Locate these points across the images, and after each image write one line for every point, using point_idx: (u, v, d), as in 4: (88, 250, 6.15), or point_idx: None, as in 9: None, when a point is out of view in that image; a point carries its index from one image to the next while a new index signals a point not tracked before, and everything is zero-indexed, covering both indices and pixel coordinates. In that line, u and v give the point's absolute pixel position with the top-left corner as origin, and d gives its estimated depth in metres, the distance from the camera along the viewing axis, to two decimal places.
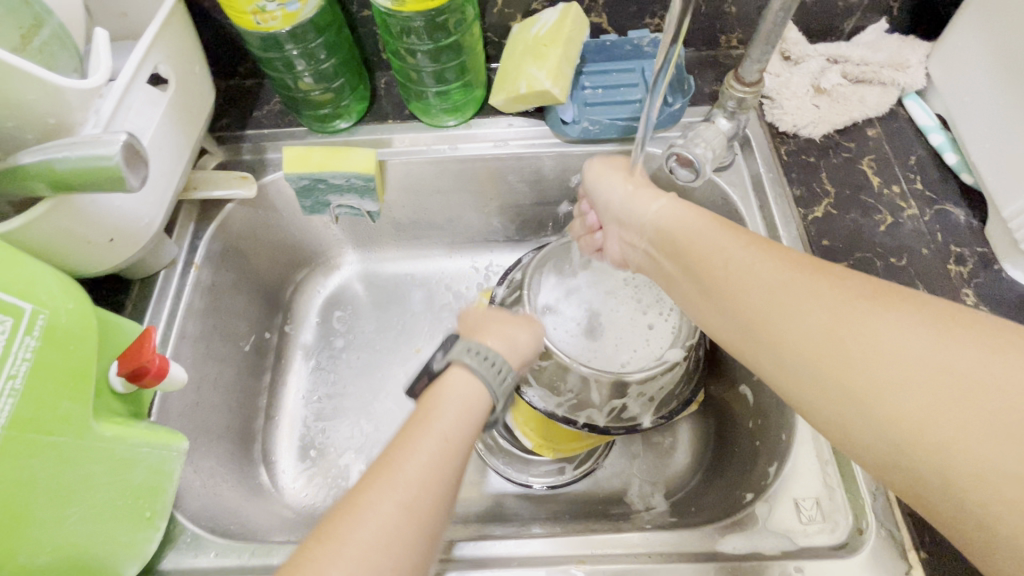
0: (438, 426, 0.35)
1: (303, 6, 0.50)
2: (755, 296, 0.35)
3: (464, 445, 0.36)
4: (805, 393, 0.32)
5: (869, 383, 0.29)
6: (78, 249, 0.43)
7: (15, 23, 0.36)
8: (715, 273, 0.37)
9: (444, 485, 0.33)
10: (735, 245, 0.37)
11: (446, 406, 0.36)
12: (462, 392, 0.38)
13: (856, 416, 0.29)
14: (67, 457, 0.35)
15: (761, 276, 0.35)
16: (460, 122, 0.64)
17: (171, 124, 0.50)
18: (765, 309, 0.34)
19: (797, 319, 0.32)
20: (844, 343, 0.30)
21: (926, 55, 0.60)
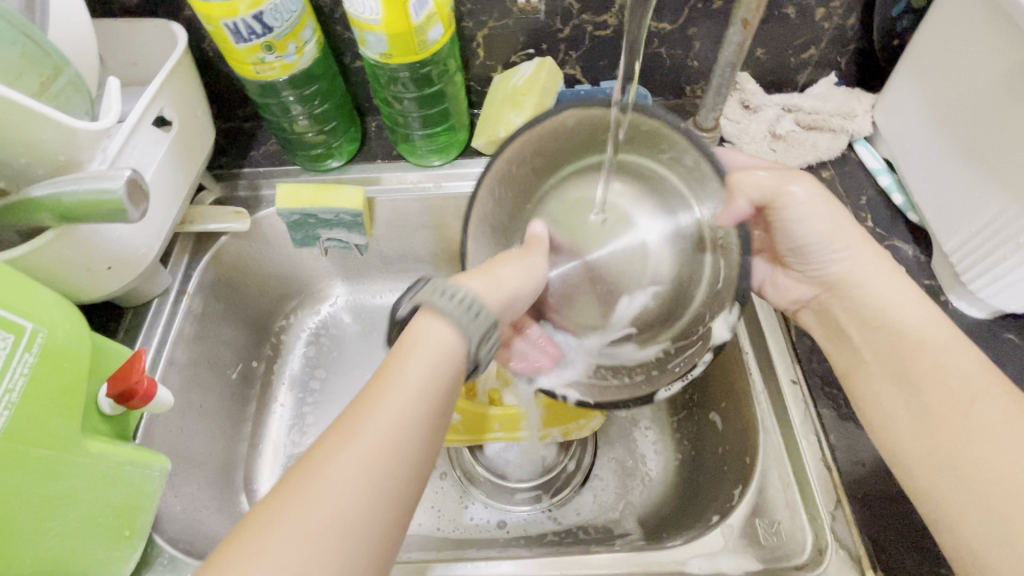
0: (401, 378, 0.34)
1: (299, 57, 0.55)
2: (949, 386, 0.40)
3: (432, 398, 0.34)
4: (937, 471, 0.39)
5: (1004, 499, 0.35)
6: (77, 277, 0.46)
7: (36, 71, 0.40)
8: (909, 350, 0.43)
9: (407, 438, 0.32)
10: (948, 343, 0.42)
11: (409, 368, 0.34)
12: (432, 342, 0.35)
13: (952, 475, 0.38)
14: (56, 470, 0.37)
15: (957, 372, 0.40)
16: (445, 162, 0.68)
17: (170, 161, 0.53)
18: (951, 402, 0.40)
19: (982, 425, 0.38)
20: (979, 444, 0.38)
21: (872, 105, 0.65)
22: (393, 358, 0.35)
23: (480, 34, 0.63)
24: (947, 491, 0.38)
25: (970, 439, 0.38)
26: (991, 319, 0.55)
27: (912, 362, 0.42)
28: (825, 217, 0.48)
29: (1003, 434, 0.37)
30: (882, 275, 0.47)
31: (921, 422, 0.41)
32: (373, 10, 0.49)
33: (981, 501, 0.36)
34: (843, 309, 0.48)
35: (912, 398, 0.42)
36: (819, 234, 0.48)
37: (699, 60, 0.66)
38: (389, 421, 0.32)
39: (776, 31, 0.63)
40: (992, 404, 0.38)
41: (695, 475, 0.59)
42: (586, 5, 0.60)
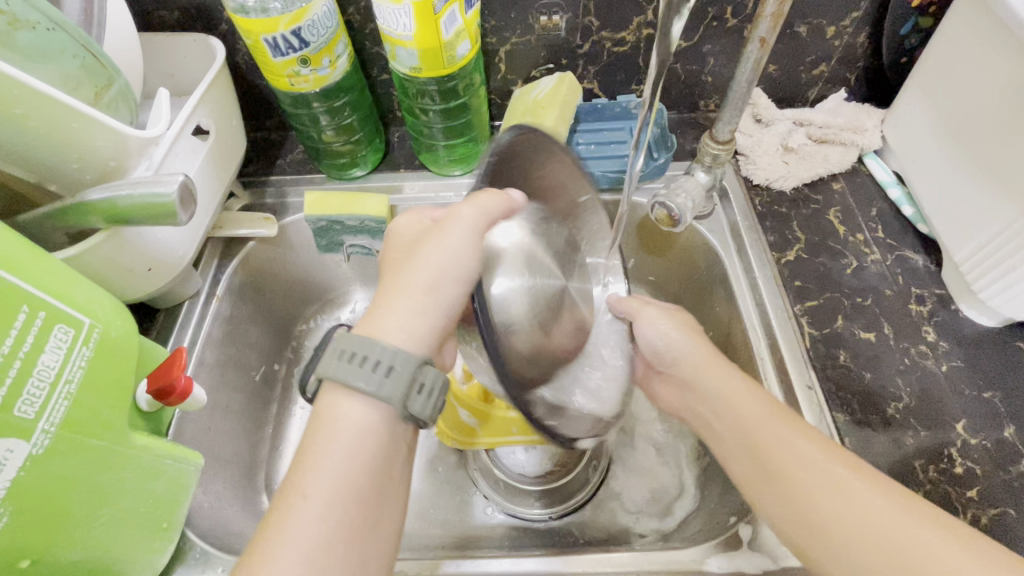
0: (331, 451, 0.36)
1: (332, 70, 0.57)
2: (773, 439, 0.43)
3: (372, 461, 0.37)
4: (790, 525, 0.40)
5: (844, 534, 0.37)
6: (121, 277, 0.48)
7: (92, 82, 0.42)
8: (733, 410, 0.47)
9: (360, 492, 0.37)
10: (750, 398, 0.46)
11: (337, 435, 0.36)
12: (351, 414, 0.37)
13: (799, 522, 0.40)
14: (104, 462, 0.38)
15: (767, 423, 0.44)
16: (465, 171, 0.70)
17: (207, 168, 0.55)
18: (775, 451, 0.42)
19: (807, 467, 0.40)
20: (806, 490, 0.40)
21: (881, 120, 0.67)
22: (312, 449, 0.37)
23: (503, 49, 0.66)
24: (805, 543, 0.39)
25: (796, 482, 0.40)
26: (1001, 328, 0.56)
27: (747, 424, 0.45)
28: (669, 334, 0.53)
29: (817, 468, 0.40)
30: (706, 366, 0.51)
31: (761, 479, 0.43)
32: (407, 26, 0.51)
33: (829, 542, 0.38)
34: (698, 402, 0.51)
35: (749, 454, 0.44)
36: (669, 343, 0.53)
37: (713, 76, 0.68)
38: (328, 489, 0.36)
39: (788, 49, 0.66)
40: (802, 448, 0.41)
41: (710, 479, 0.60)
42: (606, 23, 0.63)
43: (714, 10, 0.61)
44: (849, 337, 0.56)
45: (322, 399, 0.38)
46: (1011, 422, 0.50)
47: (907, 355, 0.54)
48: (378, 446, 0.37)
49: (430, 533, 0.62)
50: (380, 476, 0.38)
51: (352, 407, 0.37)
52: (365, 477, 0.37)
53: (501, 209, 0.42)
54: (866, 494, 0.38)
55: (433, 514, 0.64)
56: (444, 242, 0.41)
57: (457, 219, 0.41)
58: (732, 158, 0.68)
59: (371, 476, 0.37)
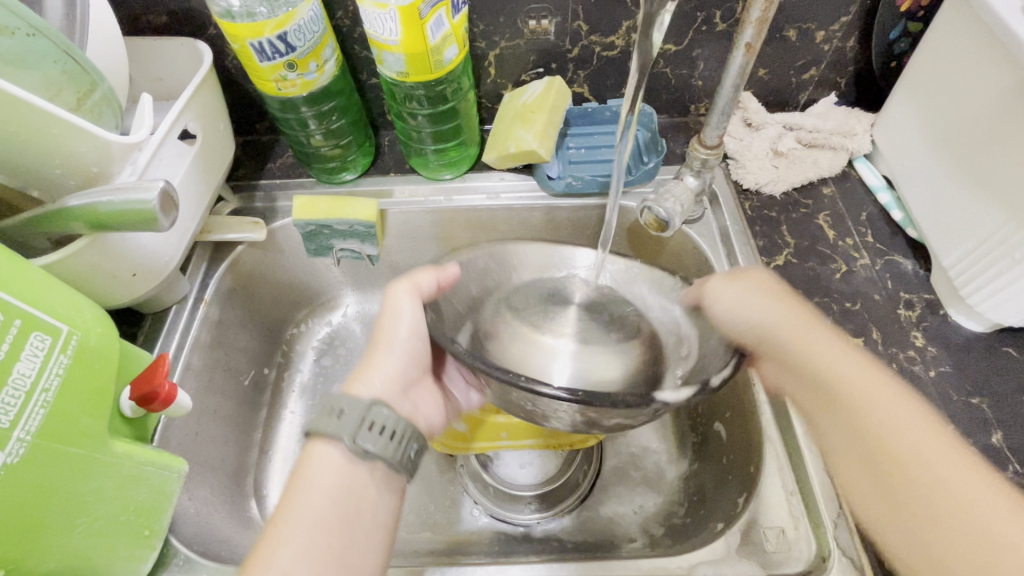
0: (308, 495, 0.41)
1: (319, 75, 0.57)
2: (857, 385, 0.42)
3: (344, 502, 0.42)
4: (858, 470, 0.40)
5: (919, 486, 0.37)
6: (104, 283, 0.48)
7: (75, 88, 0.42)
8: (805, 350, 0.44)
9: (333, 531, 0.41)
10: (835, 341, 0.44)
11: (312, 480, 0.42)
12: (324, 462, 0.43)
13: (868, 467, 0.40)
14: (83, 469, 0.38)
15: (857, 372, 0.42)
16: (455, 176, 0.70)
17: (194, 173, 0.55)
18: (856, 395, 0.41)
19: (890, 415, 0.40)
20: (877, 438, 0.39)
21: (871, 124, 0.67)
22: (291, 496, 0.42)
23: (492, 53, 0.65)
24: (874, 494, 0.39)
25: (873, 433, 0.40)
26: (990, 333, 0.56)
27: (852, 405, 0.41)
28: (760, 306, 0.45)
29: (936, 461, 0.37)
30: (800, 322, 0.45)
31: (862, 468, 0.40)
32: (393, 31, 0.51)
33: (896, 494, 0.38)
34: (781, 355, 0.44)
35: (819, 398, 0.43)
36: (765, 315, 0.45)
37: (703, 80, 0.68)
38: (303, 528, 0.40)
39: (778, 53, 0.65)
40: (919, 436, 0.38)
41: (700, 485, 0.60)
42: (595, 27, 0.63)
43: (703, 15, 0.61)
44: None
45: (303, 451, 0.44)
46: (998, 428, 0.50)
47: (896, 360, 0.54)
48: (347, 487, 0.42)
49: (418, 538, 0.62)
50: (355, 513, 0.42)
51: (326, 456, 0.43)
52: (336, 513, 0.41)
53: (430, 280, 0.49)
54: (940, 468, 0.37)
55: (422, 519, 0.63)
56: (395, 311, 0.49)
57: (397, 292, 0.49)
58: (722, 162, 0.68)
59: (341, 512, 0.42)
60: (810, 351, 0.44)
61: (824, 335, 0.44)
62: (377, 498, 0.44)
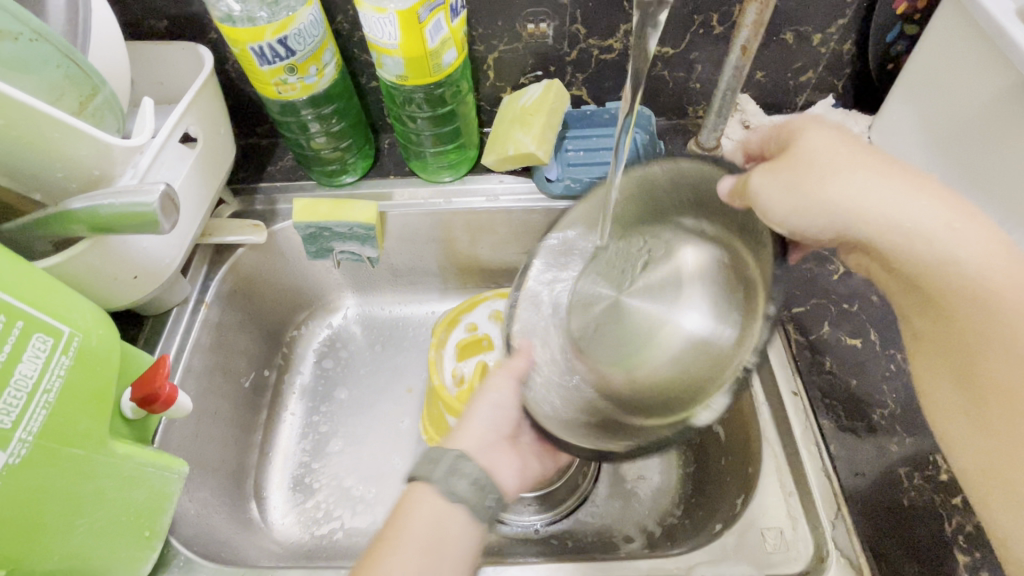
0: (408, 543, 0.41)
1: (319, 79, 0.58)
2: (1005, 291, 0.37)
3: (446, 557, 0.42)
4: (943, 382, 0.41)
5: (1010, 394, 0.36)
6: (105, 285, 0.48)
7: (76, 92, 0.42)
8: (894, 239, 0.40)
9: None
10: (943, 220, 0.39)
11: (412, 530, 0.42)
12: (426, 513, 0.43)
13: (938, 374, 0.41)
14: (83, 470, 0.38)
15: (973, 266, 0.38)
16: (455, 178, 0.71)
17: (195, 176, 0.56)
18: (977, 296, 0.38)
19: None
20: (990, 340, 0.37)
21: (868, 126, 0.67)
22: (392, 541, 0.42)
23: (491, 56, 0.66)
24: (948, 398, 0.41)
25: (999, 336, 0.37)
26: None
27: (956, 303, 0.39)
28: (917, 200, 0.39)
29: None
30: (894, 190, 0.39)
31: (955, 382, 0.40)
32: (392, 35, 0.51)
33: (978, 404, 0.38)
34: (872, 223, 0.39)
35: (920, 299, 0.42)
36: (897, 209, 0.39)
37: (701, 82, 0.69)
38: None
39: (775, 56, 0.66)
40: None
41: (699, 486, 0.60)
42: (593, 30, 0.63)
43: (700, 18, 0.62)
44: (835, 343, 0.56)
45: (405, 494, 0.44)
46: None
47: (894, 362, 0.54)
48: (436, 539, 0.42)
49: None
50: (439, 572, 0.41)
51: (430, 506, 0.43)
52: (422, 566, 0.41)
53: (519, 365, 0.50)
54: None
55: None
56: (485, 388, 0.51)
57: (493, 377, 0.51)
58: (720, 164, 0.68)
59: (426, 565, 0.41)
60: (897, 211, 0.39)
61: (931, 206, 0.39)
62: (462, 554, 0.42)
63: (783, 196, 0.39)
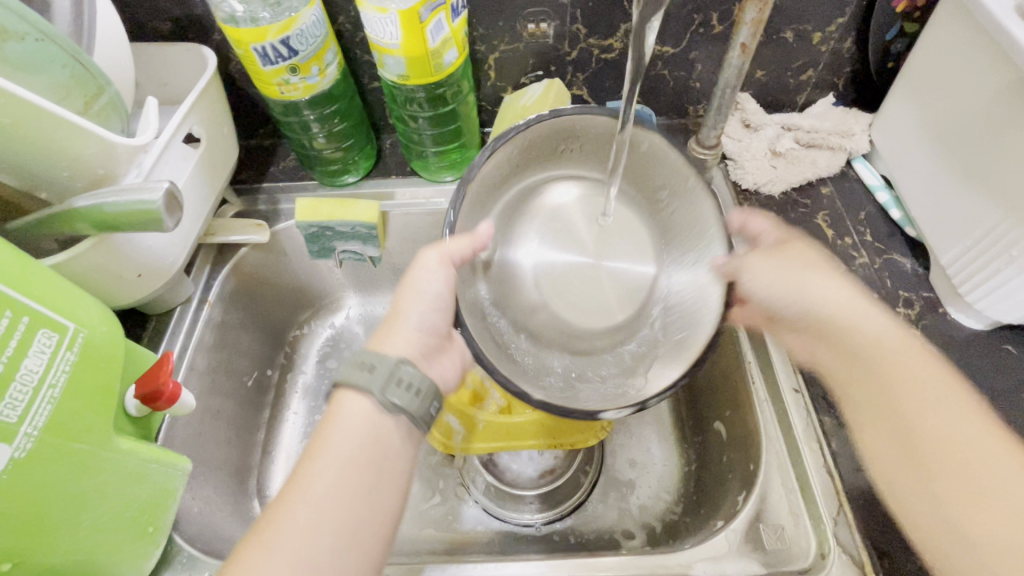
0: (335, 443, 0.40)
1: (321, 79, 0.58)
2: (915, 368, 0.42)
3: (371, 461, 0.40)
4: (876, 439, 0.43)
5: (934, 453, 0.38)
6: (109, 283, 0.48)
7: (82, 92, 0.43)
8: (845, 325, 0.45)
9: (355, 499, 0.39)
10: (876, 315, 0.45)
11: (340, 432, 0.40)
12: (353, 414, 0.41)
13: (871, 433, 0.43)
14: (88, 465, 0.39)
15: (897, 351, 0.43)
16: (457, 177, 0.71)
17: (198, 176, 0.56)
18: (898, 373, 0.42)
19: (943, 397, 0.40)
20: (921, 415, 0.40)
21: (869, 124, 0.67)
22: (319, 443, 0.40)
23: (492, 56, 0.66)
24: (879, 452, 0.42)
25: (924, 412, 0.40)
26: (989, 331, 0.56)
27: (887, 373, 0.42)
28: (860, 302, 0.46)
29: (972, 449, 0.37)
30: (852, 299, 0.46)
31: (897, 448, 0.41)
32: (393, 35, 0.52)
33: (912, 463, 0.40)
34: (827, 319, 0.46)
35: (859, 370, 0.44)
36: (852, 308, 0.45)
37: (701, 81, 0.69)
38: (326, 486, 0.38)
39: (775, 54, 0.66)
40: (954, 420, 0.39)
41: (701, 483, 0.60)
42: (593, 30, 0.63)
43: (700, 17, 0.62)
44: None
45: (334, 396, 0.43)
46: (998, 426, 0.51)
47: None
48: (372, 437, 0.41)
49: (419, 538, 0.62)
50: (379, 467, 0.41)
51: (359, 405, 0.41)
52: (357, 464, 0.40)
53: (465, 249, 0.46)
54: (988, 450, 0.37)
55: (425, 518, 0.64)
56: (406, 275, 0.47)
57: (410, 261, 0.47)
58: (720, 163, 0.68)
59: (362, 463, 0.40)
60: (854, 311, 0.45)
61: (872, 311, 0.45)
62: (400, 451, 0.42)
63: (767, 276, 0.48)
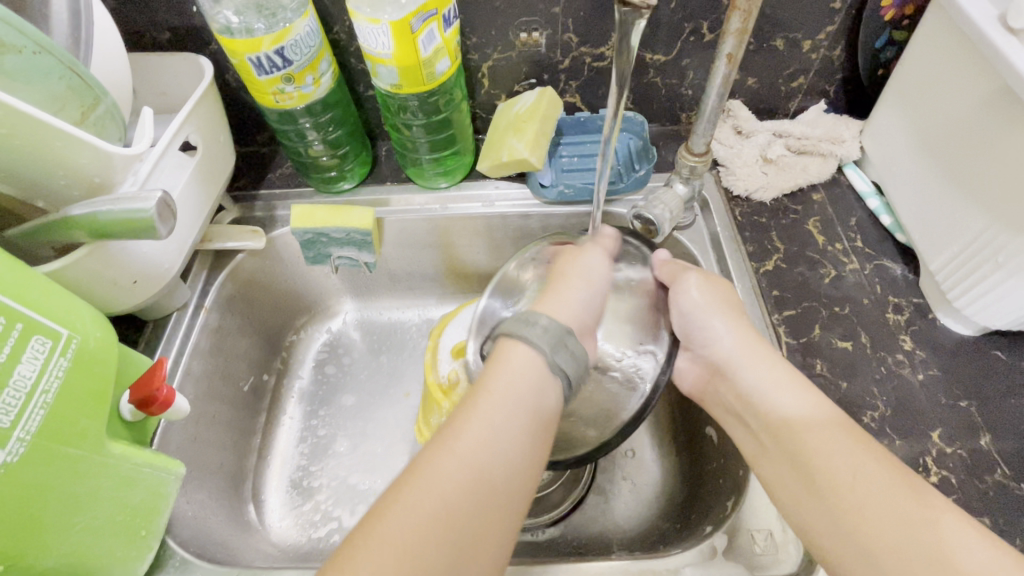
0: (493, 397, 0.42)
1: (315, 88, 0.59)
2: (817, 441, 0.43)
3: (518, 426, 0.41)
4: (815, 526, 0.41)
5: (873, 533, 0.38)
6: (105, 290, 0.49)
7: (78, 102, 0.44)
8: (764, 406, 0.47)
9: (502, 459, 0.40)
10: (783, 381, 0.47)
11: (501, 378, 0.42)
12: (518, 365, 0.42)
13: (802, 515, 0.42)
14: (80, 470, 0.39)
15: (809, 423, 0.44)
16: (450, 184, 0.72)
17: (194, 183, 0.57)
18: (816, 449, 0.42)
19: (850, 458, 0.41)
20: (845, 493, 0.40)
21: (859, 131, 0.68)
22: (482, 387, 0.42)
23: (485, 65, 0.67)
24: (823, 535, 0.40)
25: (844, 486, 0.40)
26: (978, 336, 0.56)
27: (808, 459, 0.42)
28: (765, 367, 0.48)
29: (921, 547, 0.36)
30: (763, 366, 0.48)
31: (833, 525, 0.40)
32: (385, 45, 0.53)
33: (863, 548, 0.38)
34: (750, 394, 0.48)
35: (779, 451, 0.45)
36: (767, 390, 0.47)
37: (693, 89, 0.69)
38: (479, 429, 0.41)
39: (766, 62, 0.67)
40: (881, 493, 0.39)
41: (692, 489, 0.60)
42: (585, 39, 0.64)
43: (690, 26, 0.62)
44: (827, 346, 0.56)
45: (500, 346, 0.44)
46: (986, 431, 0.51)
47: (884, 363, 0.55)
48: (544, 394, 0.42)
49: None
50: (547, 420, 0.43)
51: (521, 354, 0.43)
52: (523, 410, 0.41)
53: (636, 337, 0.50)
54: (922, 512, 0.37)
55: None
56: (589, 263, 0.51)
57: (604, 255, 0.52)
58: (712, 169, 0.69)
59: (529, 412, 0.42)
60: (767, 386, 0.47)
61: (787, 382, 0.47)
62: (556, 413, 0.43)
63: (695, 298, 0.51)
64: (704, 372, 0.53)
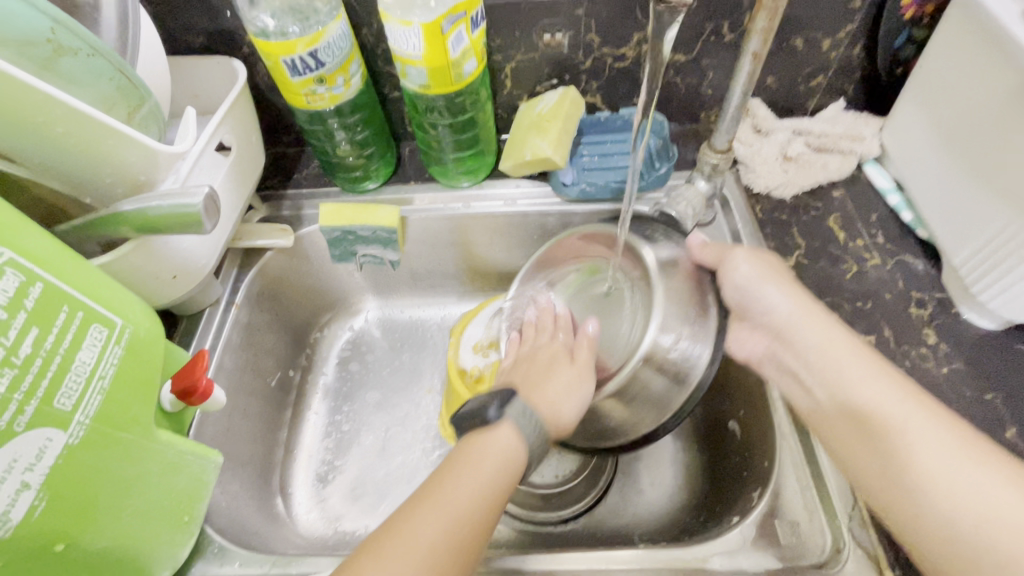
0: (474, 473, 0.42)
1: (346, 89, 0.61)
2: (867, 392, 0.45)
3: (491, 497, 0.42)
4: (865, 467, 0.44)
5: (921, 473, 0.40)
6: (147, 284, 0.51)
7: (126, 102, 0.45)
8: (811, 359, 0.49)
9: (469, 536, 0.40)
10: (829, 334, 0.49)
11: (484, 456, 0.43)
12: (500, 445, 0.44)
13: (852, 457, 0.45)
14: (131, 454, 0.41)
15: (856, 373, 0.46)
16: (473, 183, 0.73)
17: (229, 182, 0.59)
18: (862, 397, 0.45)
19: (897, 406, 0.43)
20: (893, 439, 0.42)
21: (879, 129, 0.68)
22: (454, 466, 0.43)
23: (509, 66, 0.68)
24: (870, 474, 0.43)
25: (893, 432, 0.42)
26: (1002, 330, 0.57)
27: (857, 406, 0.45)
28: (807, 321, 0.50)
29: (967, 484, 0.39)
30: (807, 325, 0.50)
31: (881, 467, 0.43)
32: (416, 46, 0.54)
33: (910, 488, 0.41)
34: (794, 355, 0.50)
35: (831, 400, 0.47)
36: (814, 341, 0.49)
37: (713, 88, 0.70)
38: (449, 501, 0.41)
39: (785, 61, 0.67)
40: (929, 435, 0.41)
41: (714, 482, 0.61)
42: (606, 40, 0.65)
43: (711, 26, 0.63)
44: None
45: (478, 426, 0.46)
46: (1012, 424, 0.51)
47: (908, 357, 0.55)
48: (515, 470, 0.44)
49: None
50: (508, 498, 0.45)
51: (502, 437, 0.45)
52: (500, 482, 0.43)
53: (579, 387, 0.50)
54: (966, 453, 0.40)
55: None
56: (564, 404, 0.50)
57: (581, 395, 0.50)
58: (732, 167, 0.70)
59: (503, 485, 0.43)
60: (813, 338, 0.49)
61: (831, 334, 0.49)
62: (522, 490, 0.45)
63: (745, 272, 0.53)
64: (766, 345, 0.54)
